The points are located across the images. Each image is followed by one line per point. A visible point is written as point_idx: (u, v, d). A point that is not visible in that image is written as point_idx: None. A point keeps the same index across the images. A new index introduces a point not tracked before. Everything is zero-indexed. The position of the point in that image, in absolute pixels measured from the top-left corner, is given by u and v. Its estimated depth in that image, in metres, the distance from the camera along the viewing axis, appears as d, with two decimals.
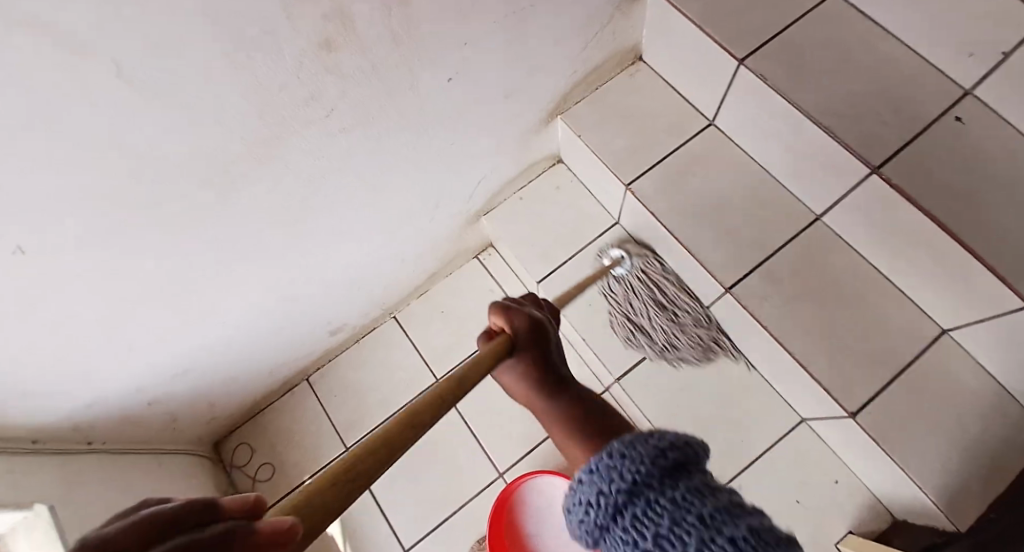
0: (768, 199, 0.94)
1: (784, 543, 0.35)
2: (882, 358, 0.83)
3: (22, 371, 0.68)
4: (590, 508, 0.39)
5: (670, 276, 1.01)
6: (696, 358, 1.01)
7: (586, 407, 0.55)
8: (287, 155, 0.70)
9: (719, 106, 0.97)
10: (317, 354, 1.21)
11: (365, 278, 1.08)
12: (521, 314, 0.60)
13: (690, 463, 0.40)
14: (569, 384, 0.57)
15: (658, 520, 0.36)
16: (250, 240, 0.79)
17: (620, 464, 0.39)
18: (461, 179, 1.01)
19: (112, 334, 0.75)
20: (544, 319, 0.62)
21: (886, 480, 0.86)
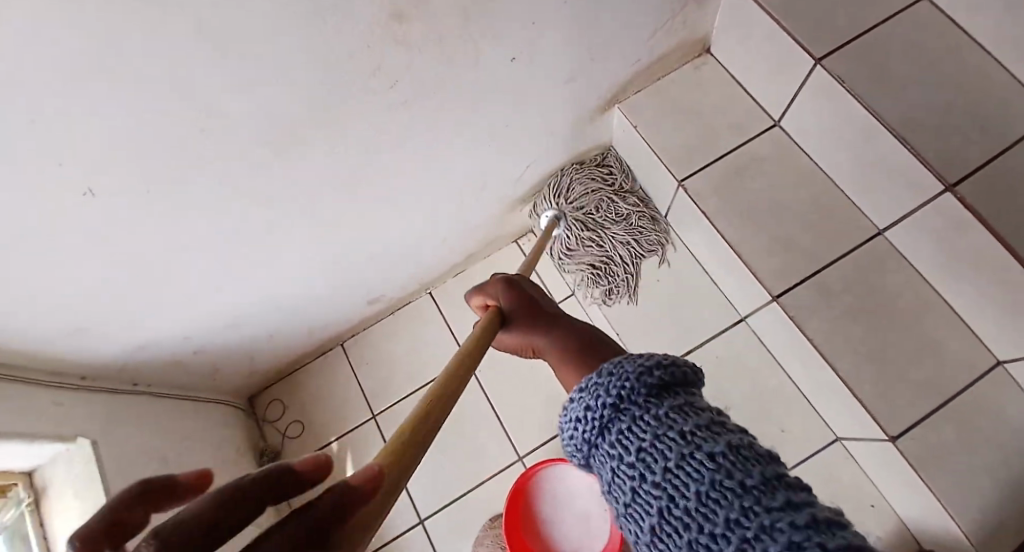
0: (829, 208, 0.90)
1: (768, 461, 0.32)
2: (932, 384, 0.79)
3: (77, 309, 0.71)
4: (578, 424, 0.38)
5: (586, 197, 1.04)
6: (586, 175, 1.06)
7: (569, 327, 0.57)
8: (344, 125, 0.70)
9: (787, 107, 0.92)
10: (354, 321, 1.23)
11: (404, 253, 1.09)
12: (493, 283, 0.67)
13: (680, 383, 0.38)
14: (554, 321, 0.59)
15: (642, 435, 0.34)
16: (299, 206, 0.80)
17: (607, 381, 0.38)
18: (511, 161, 0.99)
19: (165, 284, 0.78)
20: (517, 279, 0.68)
21: (920, 511, 0.82)
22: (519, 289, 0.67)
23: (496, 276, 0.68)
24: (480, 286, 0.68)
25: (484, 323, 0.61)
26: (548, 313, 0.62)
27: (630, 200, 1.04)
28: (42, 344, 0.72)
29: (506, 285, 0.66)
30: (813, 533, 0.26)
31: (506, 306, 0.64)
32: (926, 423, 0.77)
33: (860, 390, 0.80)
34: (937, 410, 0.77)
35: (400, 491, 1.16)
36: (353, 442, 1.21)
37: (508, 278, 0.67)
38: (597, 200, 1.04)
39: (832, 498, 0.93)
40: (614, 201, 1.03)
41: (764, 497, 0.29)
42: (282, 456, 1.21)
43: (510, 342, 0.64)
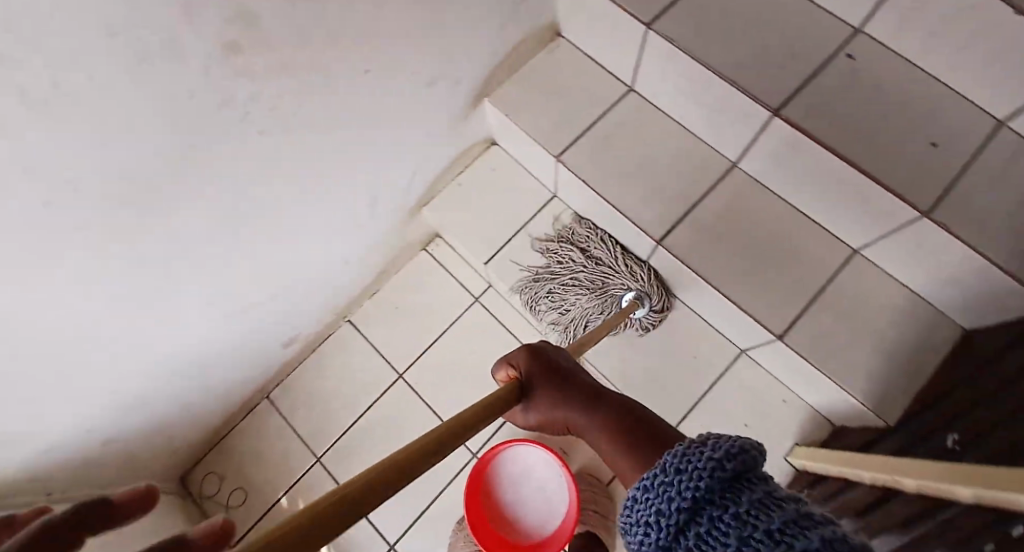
0: (690, 153, 0.99)
1: None
2: (805, 284, 0.89)
3: None
4: (649, 529, 0.34)
5: (588, 268, 1.04)
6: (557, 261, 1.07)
7: (604, 402, 0.54)
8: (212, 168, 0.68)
9: (635, 71, 1.00)
10: (275, 368, 1.19)
11: (309, 286, 1.07)
12: (519, 353, 0.65)
13: (752, 471, 0.34)
14: (588, 394, 0.57)
15: (721, 541, 0.31)
16: (182, 262, 0.76)
17: (676, 480, 0.34)
18: (395, 172, 1.00)
19: (72, 365, 0.73)
20: (545, 348, 0.66)
21: (823, 395, 0.93)
22: (545, 358, 0.64)
23: (520, 346, 0.66)
24: (507, 356, 0.66)
25: (509, 393, 0.60)
26: (577, 383, 0.60)
27: (569, 251, 1.06)
28: None
29: (530, 356, 0.64)
30: None
31: (531, 379, 0.62)
32: (806, 318, 0.88)
33: (747, 304, 0.90)
34: (812, 305, 0.88)
35: (364, 524, 1.14)
36: (304, 491, 1.16)
37: (530, 348, 0.65)
38: (584, 256, 1.05)
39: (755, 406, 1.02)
40: (577, 251, 1.06)
41: None
42: None
43: (536, 417, 0.62)
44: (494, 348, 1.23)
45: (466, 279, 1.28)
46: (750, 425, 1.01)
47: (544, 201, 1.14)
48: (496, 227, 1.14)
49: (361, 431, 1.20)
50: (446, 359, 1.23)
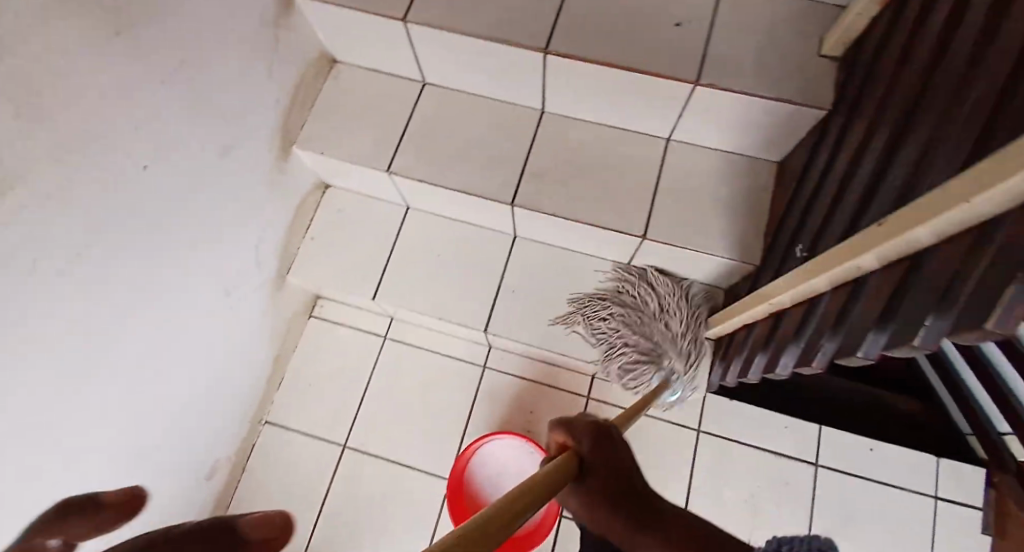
0: (502, 117, 1.04)
1: None
2: (642, 185, 0.98)
3: None
4: None
5: (659, 308, 1.00)
6: (638, 286, 1.02)
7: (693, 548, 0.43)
8: (36, 326, 0.62)
9: (419, 67, 1.04)
10: (211, 501, 1.10)
11: (206, 402, 1.00)
12: (587, 426, 0.52)
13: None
14: (667, 523, 0.45)
15: None
16: (62, 425, 0.69)
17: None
18: (235, 254, 0.96)
19: None
20: (616, 428, 0.54)
21: (701, 269, 1.02)
22: (617, 445, 0.51)
23: (585, 419, 0.53)
24: (569, 421, 0.53)
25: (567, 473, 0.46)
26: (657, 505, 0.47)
27: (651, 292, 1.01)
28: None
29: (599, 434, 0.52)
30: None
31: (593, 465, 0.49)
32: (654, 211, 0.96)
33: (606, 222, 0.96)
34: (654, 196, 0.97)
35: None
36: None
37: (596, 425, 0.53)
38: (664, 295, 1.01)
39: None
40: (662, 288, 1.02)
41: None
42: None
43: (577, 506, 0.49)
44: (419, 373, 1.22)
45: (364, 323, 1.26)
46: None
47: (400, 216, 1.15)
48: (364, 262, 1.13)
49: (331, 517, 1.14)
50: (380, 406, 1.20)
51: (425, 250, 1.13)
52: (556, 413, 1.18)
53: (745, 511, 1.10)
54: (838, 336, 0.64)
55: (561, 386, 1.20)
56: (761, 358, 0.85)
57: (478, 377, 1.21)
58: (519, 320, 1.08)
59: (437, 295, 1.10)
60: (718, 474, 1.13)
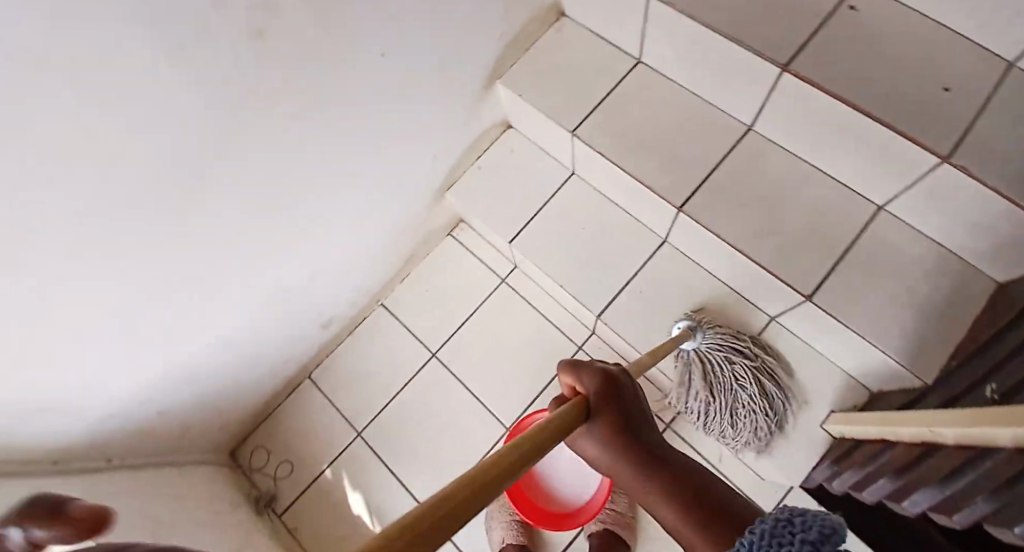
0: (704, 120, 0.99)
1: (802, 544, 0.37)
2: (827, 244, 0.88)
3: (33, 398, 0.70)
4: None
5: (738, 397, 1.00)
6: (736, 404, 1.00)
7: (684, 491, 0.48)
8: (250, 150, 0.74)
9: (641, 43, 1.01)
10: (315, 349, 1.26)
11: (341, 269, 1.13)
12: (590, 374, 0.57)
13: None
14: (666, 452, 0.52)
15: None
16: (239, 237, 0.84)
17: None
18: (415, 156, 1.05)
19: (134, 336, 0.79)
20: (618, 373, 0.59)
21: (856, 357, 0.91)
22: (620, 391, 0.56)
23: (597, 373, 0.57)
24: (573, 364, 0.58)
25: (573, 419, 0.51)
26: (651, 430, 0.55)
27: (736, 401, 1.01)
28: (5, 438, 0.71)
29: (610, 384, 0.56)
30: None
31: (597, 412, 0.54)
32: (829, 278, 0.87)
33: (774, 266, 0.89)
34: (837, 265, 0.87)
35: (403, 495, 1.19)
36: (344, 463, 1.23)
37: (611, 381, 0.56)
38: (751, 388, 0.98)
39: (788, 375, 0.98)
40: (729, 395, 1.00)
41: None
42: (278, 497, 1.22)
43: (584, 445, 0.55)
44: (520, 326, 1.26)
45: (491, 261, 1.32)
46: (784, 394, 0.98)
47: (563, 178, 1.17)
48: (516, 207, 1.17)
49: (399, 409, 1.25)
50: (475, 339, 1.27)
51: (574, 219, 1.14)
52: None
53: None
54: (997, 502, 0.55)
55: (647, 401, 1.16)
56: (891, 483, 0.76)
57: (571, 354, 1.22)
58: (632, 322, 1.05)
59: (568, 264, 1.11)
60: None
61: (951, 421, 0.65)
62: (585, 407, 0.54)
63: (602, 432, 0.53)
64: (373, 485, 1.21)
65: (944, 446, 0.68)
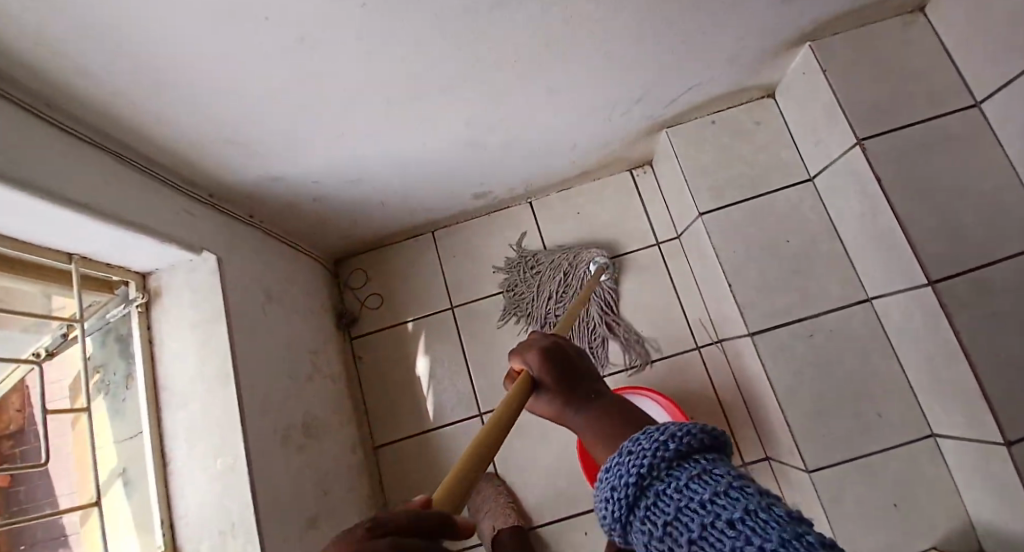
0: (1011, 206, 0.84)
1: (698, 456, 0.35)
2: None
3: (234, 105, 0.67)
4: (621, 499, 0.35)
5: (510, 298, 1.20)
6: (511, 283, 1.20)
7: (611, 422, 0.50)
8: None
9: (998, 87, 0.84)
10: (453, 211, 1.21)
11: (535, 154, 1.05)
12: (534, 347, 0.62)
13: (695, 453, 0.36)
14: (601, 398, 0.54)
15: (669, 507, 0.33)
16: (491, 69, 0.76)
17: (625, 461, 0.36)
18: (675, 80, 0.93)
19: (346, 108, 0.74)
20: (563, 344, 0.63)
21: (1002, 519, 0.82)
22: (563, 356, 0.61)
23: (538, 345, 0.62)
24: (521, 347, 0.63)
25: (518, 388, 0.56)
26: (586, 384, 0.57)
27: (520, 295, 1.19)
28: (192, 133, 0.70)
29: (550, 353, 0.61)
30: (680, 443, 0.36)
31: (542, 380, 0.58)
32: None
33: (992, 394, 0.78)
34: None
35: (465, 383, 1.18)
36: (427, 326, 1.21)
37: (551, 350, 0.61)
38: (511, 298, 1.20)
39: (908, 494, 0.91)
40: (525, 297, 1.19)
41: (689, 470, 0.34)
42: (358, 321, 1.23)
43: (540, 411, 0.59)
44: (655, 297, 1.18)
45: (658, 218, 1.22)
46: (900, 506, 0.91)
47: (796, 181, 1.03)
48: (731, 183, 1.05)
49: (497, 303, 1.21)
50: None
51: (781, 228, 1.02)
52: None
53: None
54: None
55: (734, 430, 1.08)
56: None
57: (684, 349, 1.14)
58: (784, 357, 0.97)
59: (750, 267, 1.01)
60: None
61: None
62: (529, 375, 0.59)
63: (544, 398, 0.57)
64: (443, 359, 1.19)
65: None
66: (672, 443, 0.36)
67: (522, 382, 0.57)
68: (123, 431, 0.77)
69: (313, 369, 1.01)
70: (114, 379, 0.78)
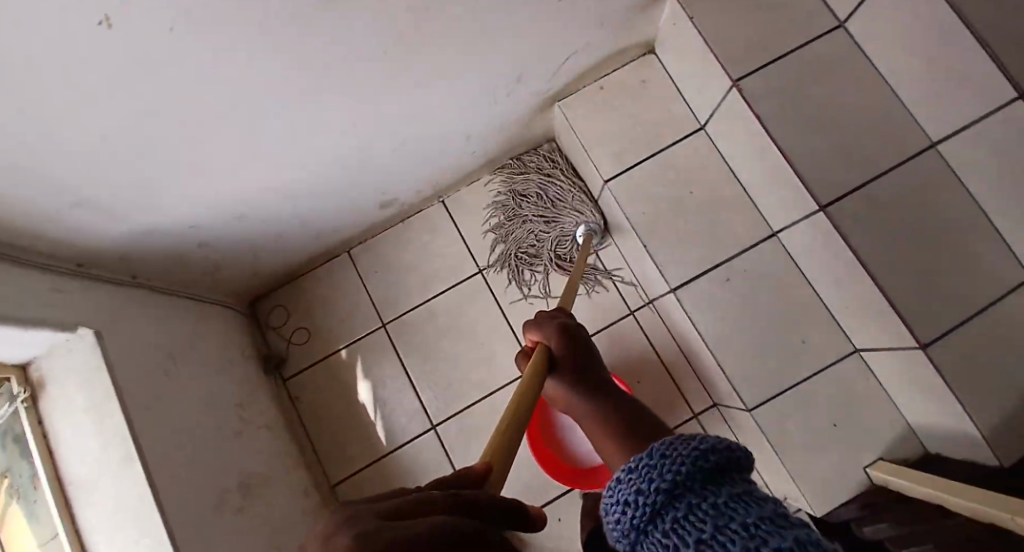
0: (885, 118, 0.87)
1: (737, 481, 0.33)
2: (964, 301, 0.80)
3: (55, 162, 0.57)
4: (647, 503, 0.32)
5: (523, 171, 1.18)
6: (532, 169, 1.17)
7: (608, 408, 0.60)
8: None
9: (859, 6, 0.87)
10: (363, 226, 1.16)
11: (429, 154, 1.02)
12: (555, 329, 0.76)
13: (729, 472, 0.34)
14: (602, 387, 0.66)
15: (700, 526, 0.30)
16: (348, 75, 0.72)
17: (656, 464, 0.34)
18: (549, 53, 0.91)
19: (200, 143, 0.68)
20: (575, 329, 0.77)
21: (931, 416, 0.86)
22: (575, 342, 0.75)
23: (558, 327, 0.76)
24: (542, 325, 0.78)
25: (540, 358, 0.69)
26: (591, 373, 0.70)
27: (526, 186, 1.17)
28: (38, 206, 0.62)
29: (564, 337, 0.75)
30: (717, 456, 0.34)
31: (558, 358, 0.72)
32: (959, 332, 0.79)
33: (898, 301, 0.81)
34: (974, 321, 0.80)
35: (411, 398, 1.14)
36: (361, 349, 1.17)
37: (567, 330, 0.76)
38: (500, 203, 1.19)
39: (846, 412, 0.94)
40: (516, 207, 1.17)
41: (730, 492, 0.32)
42: (286, 362, 1.17)
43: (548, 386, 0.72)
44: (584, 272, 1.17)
45: None
46: (837, 425, 0.94)
47: (690, 131, 1.04)
48: (629, 143, 1.05)
49: (428, 312, 1.18)
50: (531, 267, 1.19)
51: (684, 180, 1.03)
52: (657, 399, 1.11)
53: None
54: None
55: (678, 384, 1.11)
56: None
57: (618, 316, 1.14)
58: (710, 305, 0.98)
59: (662, 224, 1.01)
60: None
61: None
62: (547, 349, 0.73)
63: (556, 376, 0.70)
64: (383, 380, 1.15)
65: None
66: (710, 456, 0.33)
67: (542, 354, 0.70)
68: (43, 535, 0.70)
69: (241, 423, 0.95)
70: (21, 481, 0.71)
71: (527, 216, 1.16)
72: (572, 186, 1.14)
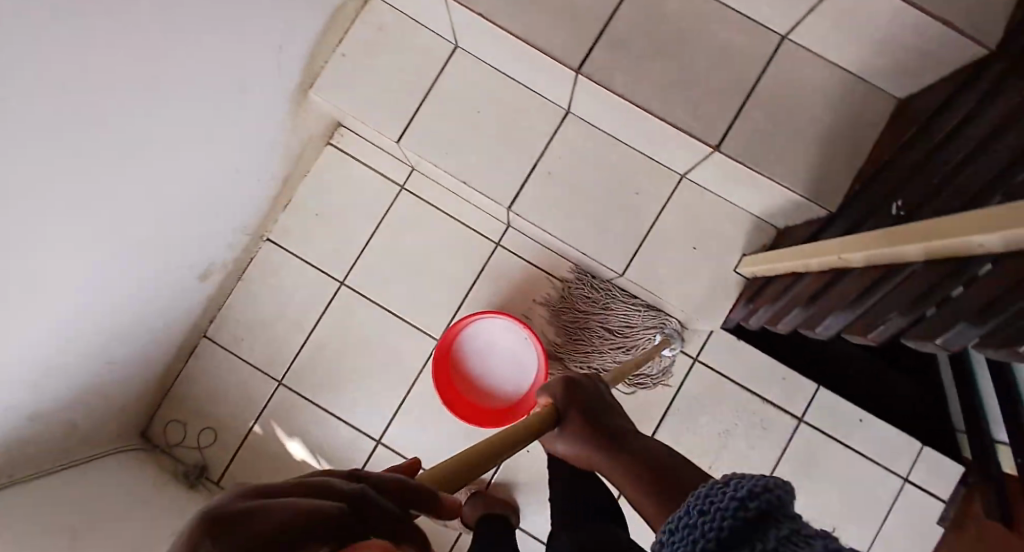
0: None
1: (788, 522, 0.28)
2: (733, 88, 0.84)
3: None
4: None
5: (570, 302, 1.11)
6: (582, 298, 1.10)
7: (645, 463, 0.48)
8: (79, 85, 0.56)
9: None
10: (200, 305, 1.11)
11: (211, 206, 0.96)
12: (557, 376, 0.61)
13: (778, 513, 0.29)
14: (634, 442, 0.52)
15: None
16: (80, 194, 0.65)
17: (697, 525, 0.31)
18: (258, 55, 0.86)
19: None
20: (584, 377, 0.62)
21: (761, 200, 0.91)
22: (582, 387, 0.60)
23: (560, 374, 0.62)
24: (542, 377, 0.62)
25: (542, 424, 0.54)
26: (612, 427, 0.56)
27: (580, 318, 1.10)
28: None
29: (571, 382, 0.60)
30: (754, 496, 0.30)
31: (566, 410, 0.57)
32: (739, 120, 0.84)
33: (678, 120, 0.84)
34: (746, 103, 0.84)
35: (343, 429, 1.13)
36: (273, 414, 1.14)
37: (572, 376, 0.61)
38: (556, 339, 1.11)
39: (701, 233, 0.98)
40: (575, 339, 1.10)
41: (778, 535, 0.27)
42: (209, 467, 1.13)
43: (562, 449, 0.57)
44: (436, 232, 1.16)
45: (384, 165, 1.17)
46: (697, 248, 0.98)
47: (447, 55, 1.01)
48: (397, 96, 1.01)
49: (315, 346, 1.15)
50: (386, 253, 1.16)
51: (466, 104, 1.01)
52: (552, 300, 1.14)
53: (714, 445, 1.08)
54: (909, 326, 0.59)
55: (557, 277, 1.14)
56: (803, 313, 0.80)
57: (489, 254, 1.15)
58: (542, 205, 1.00)
59: (465, 156, 1.00)
60: (700, 407, 1.09)
61: (864, 244, 0.65)
62: (552, 411, 0.57)
63: (567, 433, 0.56)
64: (308, 429, 1.13)
65: (848, 271, 0.72)
66: (747, 499, 0.30)
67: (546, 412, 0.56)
68: None
69: None
70: None
71: (589, 347, 1.09)
72: (629, 303, 1.07)
